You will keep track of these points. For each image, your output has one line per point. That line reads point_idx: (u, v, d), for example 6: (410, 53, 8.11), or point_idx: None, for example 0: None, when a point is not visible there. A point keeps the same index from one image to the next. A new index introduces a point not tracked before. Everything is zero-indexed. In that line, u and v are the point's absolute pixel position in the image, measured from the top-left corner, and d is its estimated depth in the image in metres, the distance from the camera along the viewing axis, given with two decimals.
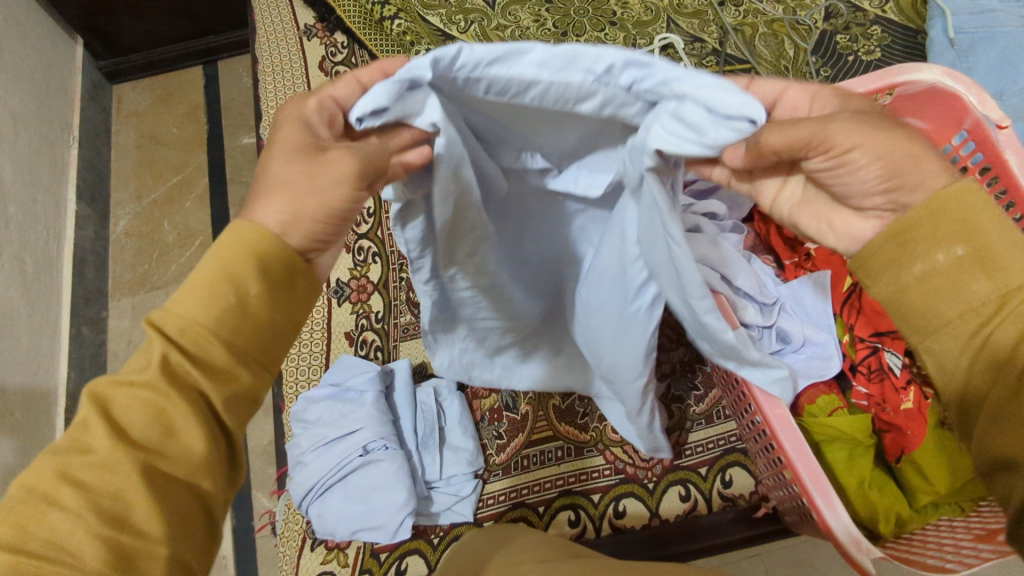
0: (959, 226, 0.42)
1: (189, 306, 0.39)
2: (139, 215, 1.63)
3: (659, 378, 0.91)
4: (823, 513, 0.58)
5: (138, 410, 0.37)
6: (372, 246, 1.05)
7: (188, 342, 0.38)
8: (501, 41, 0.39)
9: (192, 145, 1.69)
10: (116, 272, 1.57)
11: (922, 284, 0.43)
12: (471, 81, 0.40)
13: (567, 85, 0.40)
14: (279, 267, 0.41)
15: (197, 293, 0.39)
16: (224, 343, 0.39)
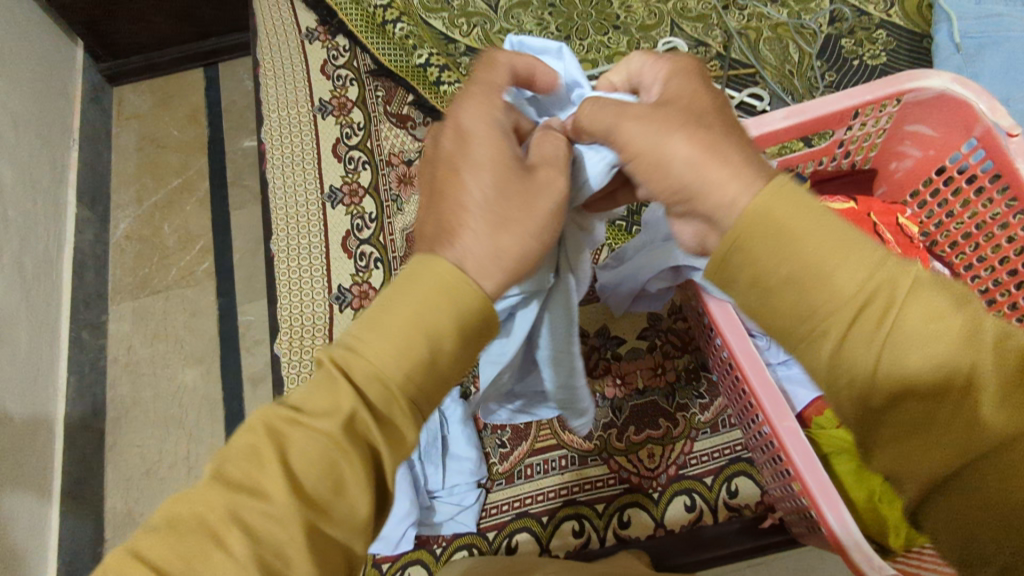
0: (776, 228, 0.40)
1: (368, 340, 0.40)
2: (140, 219, 1.62)
3: (663, 386, 0.90)
4: (835, 532, 0.57)
5: (314, 459, 0.37)
6: (375, 251, 1.05)
7: (373, 393, 0.39)
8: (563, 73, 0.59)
9: (192, 148, 1.68)
10: (117, 276, 1.56)
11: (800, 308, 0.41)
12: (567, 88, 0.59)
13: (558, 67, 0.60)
14: (471, 318, 0.41)
15: (396, 328, 0.39)
16: (403, 392, 0.40)
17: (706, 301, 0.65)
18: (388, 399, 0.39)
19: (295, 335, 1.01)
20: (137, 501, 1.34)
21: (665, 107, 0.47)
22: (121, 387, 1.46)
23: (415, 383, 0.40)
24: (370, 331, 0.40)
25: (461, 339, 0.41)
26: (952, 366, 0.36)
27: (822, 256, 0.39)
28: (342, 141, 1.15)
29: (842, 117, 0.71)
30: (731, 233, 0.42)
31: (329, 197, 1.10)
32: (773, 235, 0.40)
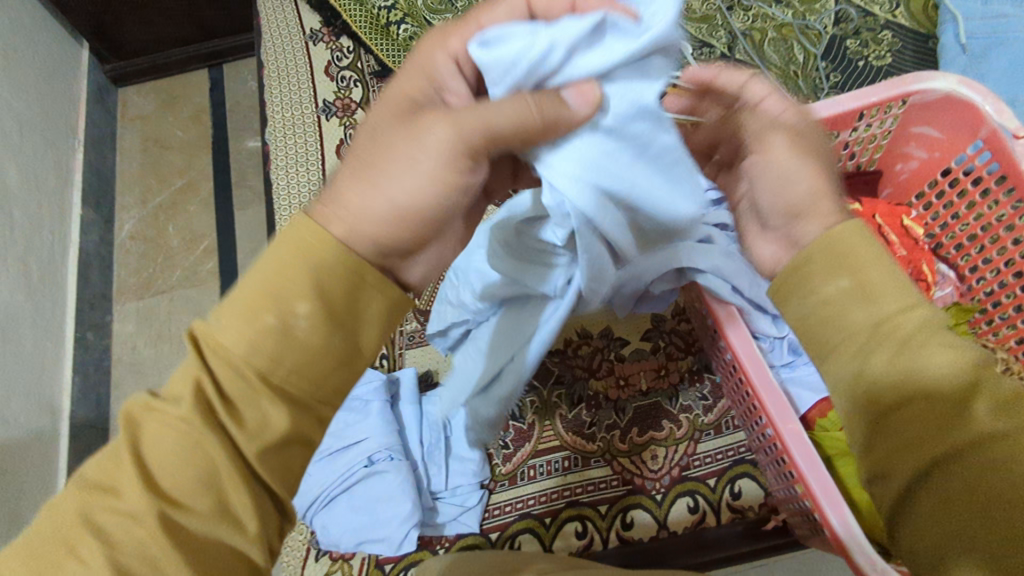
0: (844, 259, 0.47)
1: (225, 328, 0.38)
2: (144, 219, 1.63)
3: (667, 387, 0.90)
4: (839, 532, 0.56)
5: (167, 444, 0.37)
6: None
7: (230, 371, 0.38)
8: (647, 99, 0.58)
9: (197, 148, 1.69)
10: (121, 277, 1.57)
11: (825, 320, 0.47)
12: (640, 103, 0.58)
13: None
14: (331, 290, 0.40)
15: (247, 311, 0.38)
16: (259, 373, 0.38)
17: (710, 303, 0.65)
18: (248, 393, 0.38)
19: None
20: None
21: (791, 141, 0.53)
22: (125, 387, 1.46)
23: (279, 360, 0.38)
24: (230, 315, 0.39)
25: (324, 309, 0.39)
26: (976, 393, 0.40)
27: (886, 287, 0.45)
28: (346, 142, 1.15)
29: (847, 120, 0.71)
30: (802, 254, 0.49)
31: None
32: (839, 262, 0.47)
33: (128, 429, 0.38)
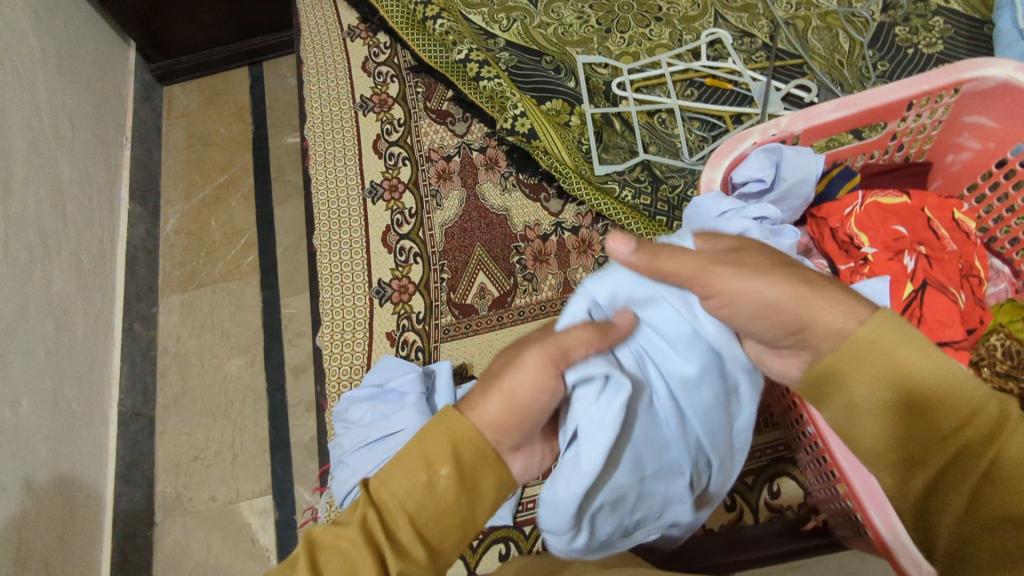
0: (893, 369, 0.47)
1: (389, 481, 0.49)
2: (188, 214, 1.68)
3: None
4: (886, 539, 0.56)
5: (336, 560, 0.48)
6: (414, 246, 1.06)
7: (387, 514, 0.49)
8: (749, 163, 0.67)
9: (238, 144, 1.73)
10: (167, 270, 1.62)
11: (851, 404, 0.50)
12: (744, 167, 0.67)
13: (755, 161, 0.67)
14: (470, 454, 0.49)
15: (405, 466, 0.49)
16: (406, 515, 0.48)
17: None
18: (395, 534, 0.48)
19: (336, 327, 1.01)
20: (185, 488, 1.39)
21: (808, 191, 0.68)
22: (170, 376, 1.51)
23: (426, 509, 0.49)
24: (393, 470, 0.50)
25: (459, 469, 0.49)
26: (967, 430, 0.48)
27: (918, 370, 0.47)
28: (382, 137, 1.16)
29: (896, 108, 0.69)
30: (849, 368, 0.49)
31: (370, 192, 1.11)
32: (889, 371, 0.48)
33: (312, 546, 0.49)
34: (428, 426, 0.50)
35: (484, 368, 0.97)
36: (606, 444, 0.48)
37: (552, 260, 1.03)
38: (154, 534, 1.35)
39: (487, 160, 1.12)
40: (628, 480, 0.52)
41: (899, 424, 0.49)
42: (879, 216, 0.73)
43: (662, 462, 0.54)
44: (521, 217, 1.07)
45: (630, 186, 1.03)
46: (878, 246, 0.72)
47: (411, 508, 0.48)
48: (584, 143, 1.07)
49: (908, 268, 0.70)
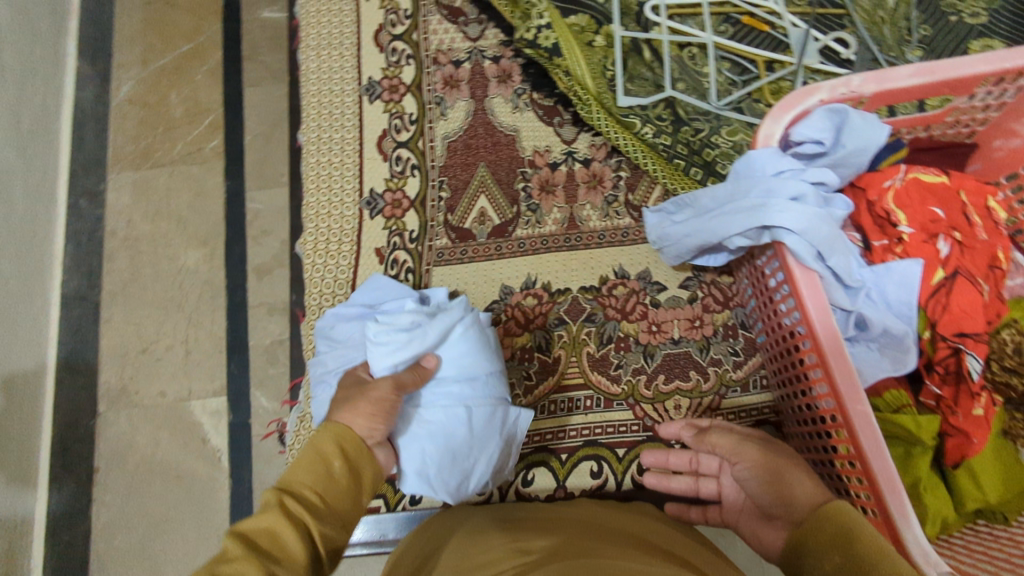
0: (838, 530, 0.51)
1: (299, 476, 0.53)
2: (143, 82, 1.50)
3: (699, 339, 0.89)
4: (892, 515, 0.53)
5: (264, 529, 0.47)
6: (411, 157, 0.97)
7: (296, 496, 0.51)
8: (810, 117, 0.62)
9: (207, 10, 1.54)
10: (117, 142, 1.46)
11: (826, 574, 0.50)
12: (804, 122, 0.62)
13: (818, 116, 0.62)
14: (351, 442, 0.57)
15: (301, 463, 0.54)
16: (314, 494, 0.52)
17: (789, 262, 0.60)
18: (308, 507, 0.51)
19: (321, 238, 0.94)
20: (133, 380, 1.31)
21: (865, 153, 0.63)
22: (118, 261, 1.39)
23: (326, 488, 0.53)
24: (295, 469, 0.53)
25: (347, 459, 0.56)
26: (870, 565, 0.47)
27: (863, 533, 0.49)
28: (385, 28, 1.04)
29: (970, 82, 0.64)
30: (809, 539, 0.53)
31: (367, 90, 1.01)
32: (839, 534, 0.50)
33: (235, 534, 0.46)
34: (317, 433, 0.57)
35: (477, 299, 0.91)
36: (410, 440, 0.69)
37: (559, 192, 0.97)
38: (97, 425, 1.28)
39: (501, 71, 1.02)
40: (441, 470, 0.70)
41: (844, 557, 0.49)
42: (918, 195, 0.71)
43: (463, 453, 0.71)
44: (531, 140, 0.99)
45: (652, 124, 0.95)
46: (915, 226, 0.70)
47: (315, 493, 0.52)
48: (609, 68, 0.98)
49: (942, 253, 0.68)
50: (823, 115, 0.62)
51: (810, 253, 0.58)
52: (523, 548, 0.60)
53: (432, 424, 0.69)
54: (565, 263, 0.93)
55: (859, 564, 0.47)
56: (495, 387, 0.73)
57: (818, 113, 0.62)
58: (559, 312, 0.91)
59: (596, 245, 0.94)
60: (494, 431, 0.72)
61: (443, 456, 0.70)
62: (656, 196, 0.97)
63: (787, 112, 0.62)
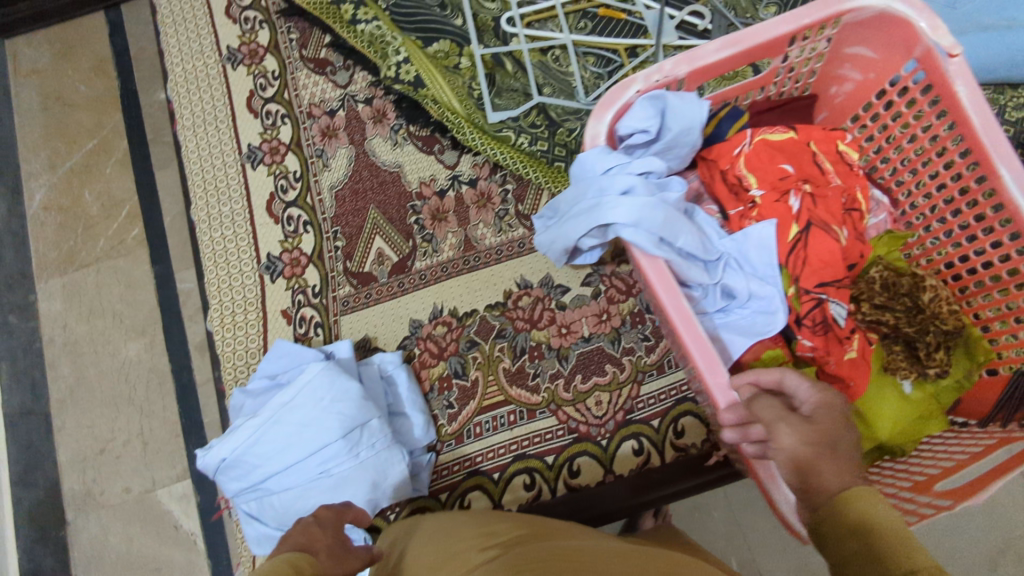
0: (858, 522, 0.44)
1: None
2: (56, 187, 1.52)
3: (609, 332, 0.91)
4: None
5: None
6: (302, 214, 0.99)
7: None
8: (633, 108, 0.64)
9: (105, 103, 1.56)
10: (41, 251, 1.48)
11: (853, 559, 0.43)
12: (628, 114, 0.64)
13: (640, 105, 0.64)
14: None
15: None
16: None
17: (634, 254, 0.61)
18: None
19: (226, 311, 0.95)
20: (96, 482, 1.31)
21: (694, 129, 0.65)
22: (62, 367, 1.40)
23: None
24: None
25: None
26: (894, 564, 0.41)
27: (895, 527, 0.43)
28: (257, 93, 1.06)
29: (778, 44, 0.66)
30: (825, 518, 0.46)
31: (249, 156, 1.02)
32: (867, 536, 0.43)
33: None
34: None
35: (389, 340, 0.92)
36: (274, 505, 0.75)
37: (451, 218, 0.98)
38: (69, 534, 1.28)
39: (375, 112, 1.03)
40: (317, 514, 0.75)
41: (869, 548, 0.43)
42: (767, 154, 0.72)
43: (327, 496, 0.74)
44: (415, 172, 1.00)
45: (526, 132, 0.97)
46: (765, 187, 0.71)
47: None
48: (476, 87, 0.99)
49: (793, 209, 0.69)
50: (645, 103, 0.64)
51: (649, 242, 0.60)
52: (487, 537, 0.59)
53: (286, 483, 0.74)
54: (468, 285, 0.95)
55: (883, 560, 0.42)
56: (321, 426, 0.74)
57: (640, 102, 0.64)
58: (469, 334, 0.92)
59: (495, 262, 0.96)
60: (348, 471, 0.74)
61: (316, 509, 0.74)
62: (545, 200, 0.98)
63: (611, 107, 0.63)
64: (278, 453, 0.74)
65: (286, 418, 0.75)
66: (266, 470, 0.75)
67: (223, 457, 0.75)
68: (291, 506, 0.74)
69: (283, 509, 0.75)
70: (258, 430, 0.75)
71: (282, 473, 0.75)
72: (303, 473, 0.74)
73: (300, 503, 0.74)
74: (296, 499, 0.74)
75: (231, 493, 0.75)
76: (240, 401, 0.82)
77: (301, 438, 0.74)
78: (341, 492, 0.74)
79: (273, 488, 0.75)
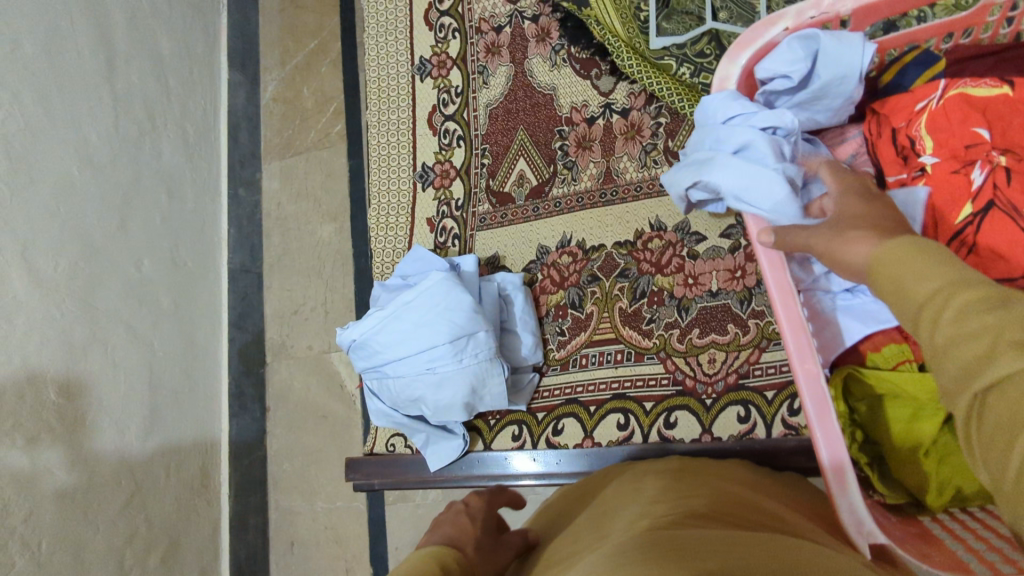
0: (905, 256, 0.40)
1: None
2: (284, 81, 1.74)
3: (740, 291, 0.84)
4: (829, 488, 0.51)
5: None
6: (457, 129, 1.04)
7: None
8: (779, 48, 0.57)
9: (327, 6, 1.73)
10: (268, 137, 1.73)
11: (903, 292, 0.39)
12: (769, 56, 0.57)
13: (788, 45, 0.56)
14: None
15: None
16: None
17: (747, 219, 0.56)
18: None
19: (382, 212, 1.05)
20: (289, 336, 1.58)
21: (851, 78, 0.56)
22: (274, 237, 1.67)
23: None
24: None
25: None
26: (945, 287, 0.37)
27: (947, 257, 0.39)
28: (434, 5, 1.10)
29: None
30: (877, 262, 0.42)
31: (419, 68, 1.09)
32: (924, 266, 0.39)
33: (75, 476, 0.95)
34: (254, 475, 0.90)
35: (515, 261, 0.97)
36: (391, 386, 0.86)
37: (596, 147, 0.96)
38: (267, 373, 1.57)
39: (539, 31, 1.02)
40: (424, 402, 0.85)
41: (927, 273, 0.38)
42: (960, 113, 0.59)
43: (433, 390, 0.83)
44: (568, 97, 0.99)
45: (690, 62, 0.89)
46: (942, 155, 0.59)
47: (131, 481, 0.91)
48: (643, 8, 0.93)
49: (974, 185, 0.57)
50: (795, 42, 0.56)
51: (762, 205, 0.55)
52: (600, 529, 0.54)
53: (402, 372, 0.85)
54: (600, 219, 0.94)
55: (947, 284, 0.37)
56: (434, 330, 0.81)
57: (788, 42, 0.56)
58: (592, 269, 0.92)
59: (632, 198, 0.93)
60: (452, 372, 0.82)
61: (423, 399, 0.84)
62: None
63: (748, 46, 0.58)
64: (397, 345, 0.84)
65: (407, 316, 0.84)
66: (386, 356, 0.85)
67: (354, 339, 0.87)
68: (403, 391, 0.85)
69: (397, 392, 0.86)
70: (384, 321, 0.85)
71: (398, 362, 0.85)
72: (415, 366, 0.83)
73: (410, 390, 0.84)
74: (408, 386, 0.84)
75: (358, 370, 0.88)
76: (377, 293, 0.93)
77: (417, 336, 0.83)
78: (445, 389, 0.83)
79: (390, 373, 0.86)
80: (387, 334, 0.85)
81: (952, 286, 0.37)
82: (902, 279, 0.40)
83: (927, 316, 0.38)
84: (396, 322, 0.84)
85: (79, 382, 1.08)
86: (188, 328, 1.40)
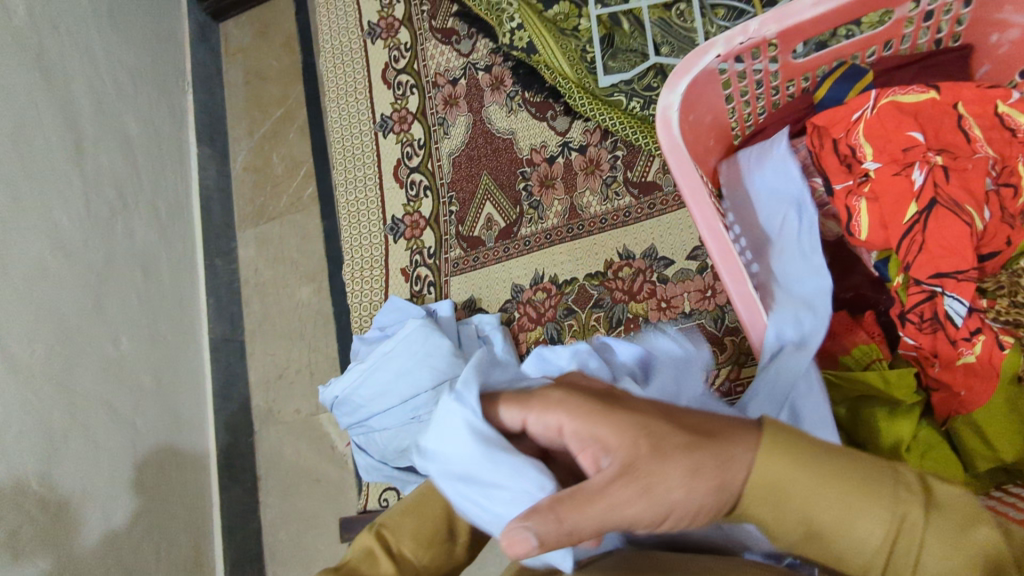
0: (802, 468, 0.35)
1: None
2: (253, 150, 1.78)
3: (712, 309, 0.86)
4: None
5: None
6: (423, 179, 1.06)
7: None
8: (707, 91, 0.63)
9: (290, 76, 1.78)
10: (240, 206, 1.75)
11: (820, 516, 0.35)
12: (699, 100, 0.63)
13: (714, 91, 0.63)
14: None
15: None
16: None
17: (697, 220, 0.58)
18: None
19: (357, 268, 1.06)
20: (275, 402, 1.56)
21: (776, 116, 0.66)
22: (253, 304, 1.67)
23: None
24: None
25: None
26: (874, 494, 0.34)
27: (830, 457, 0.36)
28: (390, 65, 1.14)
29: None
30: (764, 475, 0.35)
31: (381, 126, 1.11)
32: (820, 472, 0.35)
33: None
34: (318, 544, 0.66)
35: (492, 303, 0.98)
36: (377, 440, 0.85)
37: (559, 184, 0.98)
38: (255, 441, 1.54)
39: (493, 79, 1.06)
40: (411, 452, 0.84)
41: (838, 486, 0.35)
42: (893, 120, 0.62)
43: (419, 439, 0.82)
44: (527, 139, 1.02)
45: (639, 96, 0.94)
46: (883, 160, 0.61)
47: None
48: (589, 50, 0.97)
49: (915, 185, 0.59)
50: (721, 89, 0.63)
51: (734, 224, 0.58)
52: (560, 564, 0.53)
53: (387, 424, 0.84)
54: (570, 253, 0.95)
55: (868, 494, 0.34)
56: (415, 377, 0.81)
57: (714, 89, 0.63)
58: (567, 302, 0.93)
59: (599, 230, 0.94)
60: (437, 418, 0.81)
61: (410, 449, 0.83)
62: (654, 168, 0.93)
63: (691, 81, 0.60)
64: (380, 396, 0.84)
65: (387, 367, 0.84)
66: (369, 410, 0.85)
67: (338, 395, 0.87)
68: (390, 443, 0.84)
69: (383, 445, 0.85)
70: (365, 373, 0.85)
71: (382, 413, 0.84)
72: (399, 415, 0.83)
73: (397, 441, 0.84)
74: (393, 437, 0.84)
75: (343, 427, 0.87)
76: (357, 347, 0.93)
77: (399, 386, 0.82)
78: None
79: (375, 426, 0.85)
80: (369, 387, 0.84)
81: (875, 504, 0.34)
82: (805, 519, 0.35)
83: (878, 557, 0.34)
84: (377, 373, 0.84)
85: (59, 470, 1.05)
86: (170, 403, 1.38)
